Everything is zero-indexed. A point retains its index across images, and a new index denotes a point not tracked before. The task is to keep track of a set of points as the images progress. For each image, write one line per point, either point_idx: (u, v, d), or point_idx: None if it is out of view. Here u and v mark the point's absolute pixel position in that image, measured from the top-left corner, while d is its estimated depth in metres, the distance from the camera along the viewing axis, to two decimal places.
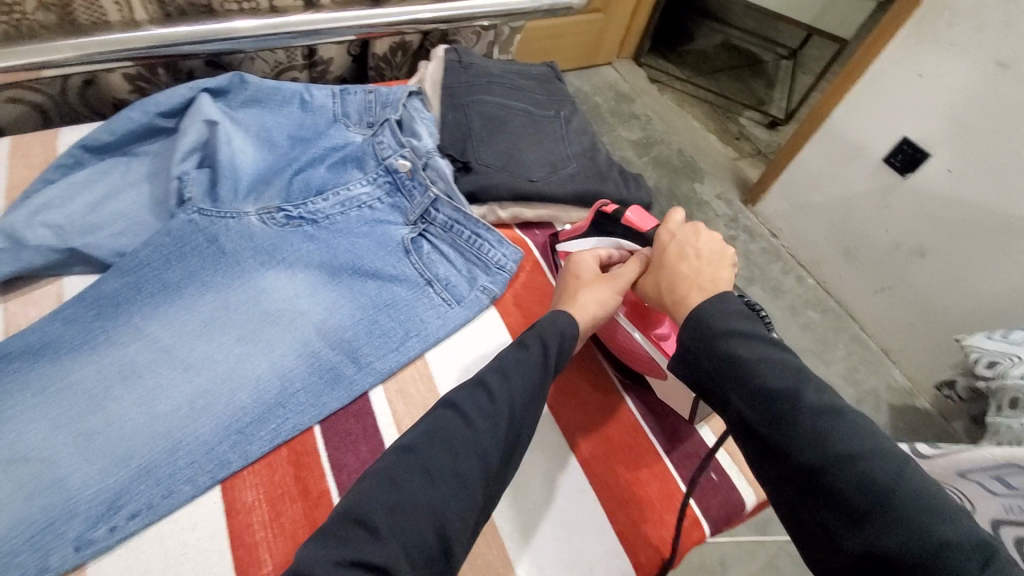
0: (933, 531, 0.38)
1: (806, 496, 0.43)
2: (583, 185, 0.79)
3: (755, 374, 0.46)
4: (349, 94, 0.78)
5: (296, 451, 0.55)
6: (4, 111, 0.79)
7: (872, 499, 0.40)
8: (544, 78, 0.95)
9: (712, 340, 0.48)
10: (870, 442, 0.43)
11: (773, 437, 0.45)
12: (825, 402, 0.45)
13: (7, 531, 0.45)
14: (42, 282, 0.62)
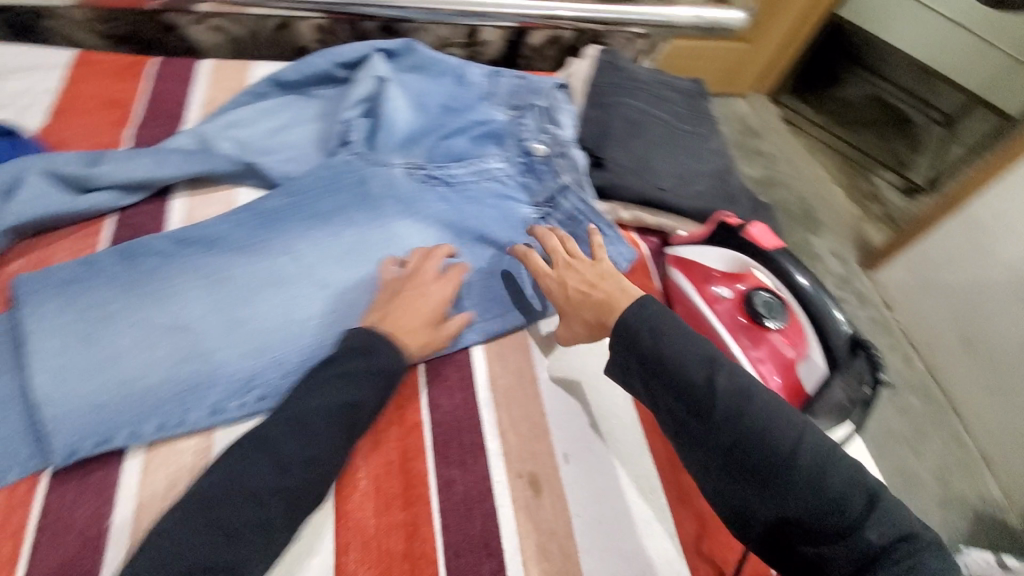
0: (829, 488, 0.42)
1: (727, 473, 0.45)
2: (710, 204, 0.76)
3: (661, 359, 0.48)
4: (501, 77, 0.81)
5: (400, 381, 0.60)
6: (209, 38, 0.90)
7: (778, 468, 0.43)
8: (690, 93, 0.93)
9: (635, 340, 0.49)
10: (779, 415, 0.45)
11: (697, 427, 0.46)
12: (736, 385, 0.46)
13: (162, 381, 0.53)
14: (220, 187, 0.69)
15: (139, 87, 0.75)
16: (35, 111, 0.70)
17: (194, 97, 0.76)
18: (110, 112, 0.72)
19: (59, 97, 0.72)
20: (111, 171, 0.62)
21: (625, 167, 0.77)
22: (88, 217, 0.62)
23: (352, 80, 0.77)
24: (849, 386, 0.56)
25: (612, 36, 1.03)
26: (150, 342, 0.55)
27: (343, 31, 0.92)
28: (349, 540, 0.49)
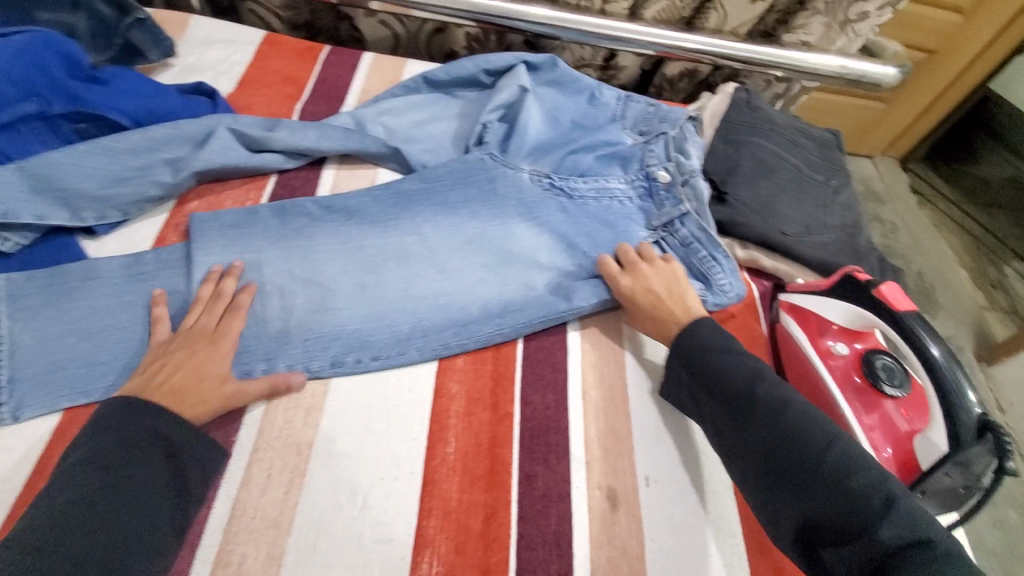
0: (853, 484, 0.46)
1: (763, 478, 0.50)
2: (835, 257, 0.73)
3: (715, 370, 0.56)
4: (632, 103, 0.83)
5: (499, 371, 0.62)
6: (375, 33, 0.99)
7: (808, 465, 0.48)
8: (824, 143, 0.90)
9: (690, 350, 0.58)
10: (814, 426, 0.50)
11: (739, 431, 0.52)
12: (775, 396, 0.52)
13: (297, 324, 0.59)
14: (366, 165, 0.74)
15: (314, 69, 0.84)
16: (227, 78, 0.80)
17: (356, 83, 0.84)
18: (287, 87, 0.81)
19: (247, 69, 0.81)
20: (282, 137, 0.68)
21: (749, 206, 0.76)
22: (254, 174, 0.69)
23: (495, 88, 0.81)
24: (956, 471, 0.52)
25: (749, 75, 1.01)
26: (292, 292, 0.60)
27: (492, 41, 0.97)
28: (431, 507, 0.51)
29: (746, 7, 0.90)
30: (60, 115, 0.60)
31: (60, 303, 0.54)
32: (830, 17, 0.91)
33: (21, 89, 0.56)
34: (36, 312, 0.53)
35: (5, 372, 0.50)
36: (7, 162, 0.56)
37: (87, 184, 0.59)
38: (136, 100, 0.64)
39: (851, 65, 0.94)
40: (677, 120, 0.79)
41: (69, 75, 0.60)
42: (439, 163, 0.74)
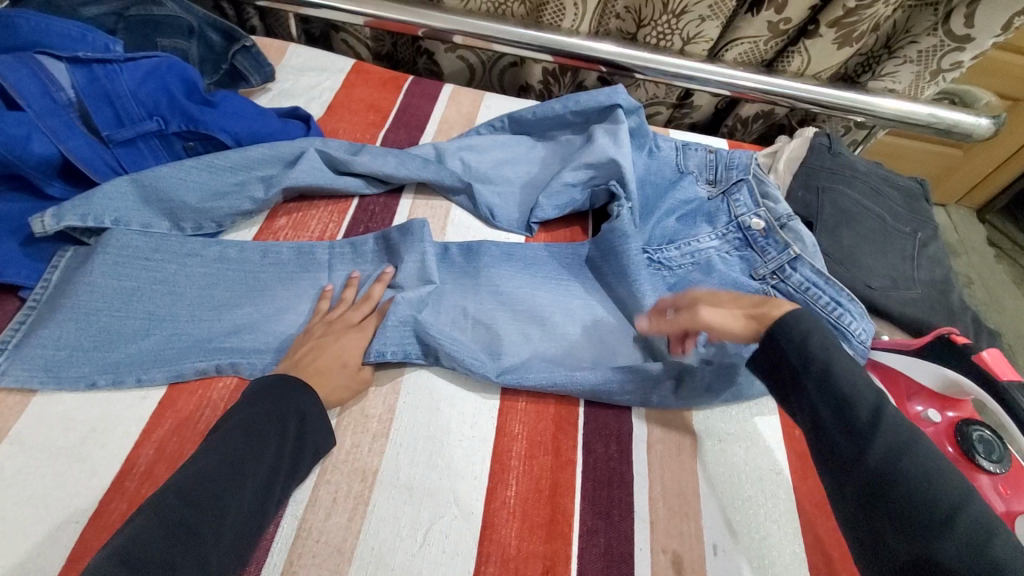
0: (990, 540, 0.37)
1: (869, 504, 0.42)
2: (923, 314, 0.70)
3: (833, 375, 0.47)
4: (691, 151, 0.85)
5: (561, 415, 0.59)
6: (449, 64, 1.00)
7: (938, 510, 0.39)
8: (910, 192, 0.87)
9: (807, 346, 0.49)
10: (947, 464, 0.42)
11: (850, 447, 0.44)
12: (908, 424, 0.44)
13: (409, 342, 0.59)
14: (440, 196, 0.75)
15: (397, 98, 0.87)
16: (316, 104, 0.84)
17: (436, 113, 0.87)
18: (370, 115, 0.84)
19: (336, 96, 0.86)
20: (364, 161, 0.71)
21: (830, 256, 0.74)
22: (338, 196, 0.72)
23: (587, 132, 0.79)
24: None
25: (827, 120, 0.98)
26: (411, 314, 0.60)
27: (567, 77, 0.98)
28: (490, 551, 0.49)
29: (832, 52, 0.87)
30: (174, 134, 0.64)
31: (163, 309, 0.58)
32: (921, 66, 0.87)
33: (145, 110, 0.62)
34: (143, 305, 0.58)
35: (106, 370, 0.54)
36: (124, 174, 0.62)
37: (189, 197, 0.63)
38: (241, 120, 0.68)
39: (942, 115, 0.90)
40: (744, 165, 0.80)
41: (185, 97, 0.65)
42: (518, 214, 0.75)
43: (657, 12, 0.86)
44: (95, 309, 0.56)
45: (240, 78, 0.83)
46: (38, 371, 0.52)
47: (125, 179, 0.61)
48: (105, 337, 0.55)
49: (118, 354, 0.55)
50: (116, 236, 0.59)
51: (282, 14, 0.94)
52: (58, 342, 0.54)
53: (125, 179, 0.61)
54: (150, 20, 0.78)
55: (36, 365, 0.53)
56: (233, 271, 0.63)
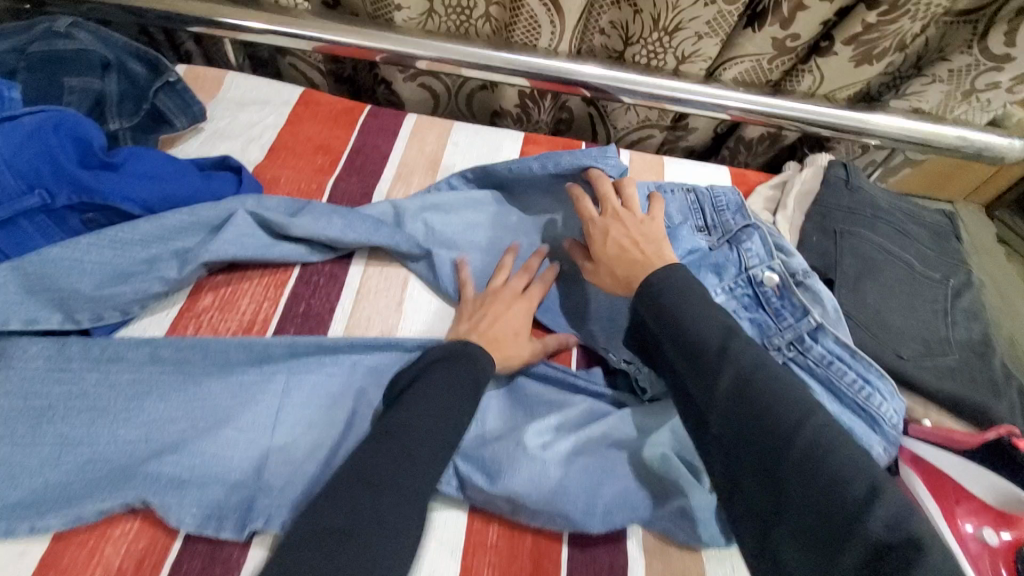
0: (826, 459, 0.38)
1: (728, 443, 0.42)
2: (961, 387, 0.61)
3: (675, 318, 0.48)
4: (669, 193, 0.76)
5: (538, 549, 0.50)
6: (409, 91, 0.88)
7: (774, 441, 0.40)
8: (938, 230, 0.77)
9: (657, 299, 0.50)
10: (791, 393, 0.43)
11: (695, 385, 0.45)
12: (752, 355, 0.45)
13: None
14: (395, 266, 0.66)
15: (350, 136, 0.76)
16: (255, 146, 0.73)
17: (395, 153, 0.76)
18: (319, 157, 0.73)
19: (279, 135, 0.75)
20: (304, 224, 0.60)
21: (856, 320, 0.64)
22: (277, 266, 0.62)
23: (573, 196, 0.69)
24: None
25: (839, 142, 0.87)
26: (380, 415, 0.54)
27: (547, 100, 0.86)
28: None
29: (849, 70, 0.76)
30: (66, 208, 0.53)
31: (80, 430, 0.48)
32: (952, 85, 0.77)
33: (24, 182, 0.51)
34: (54, 429, 0.48)
35: None
36: (5, 262, 0.51)
37: (84, 283, 0.52)
38: (152, 183, 0.58)
39: (973, 137, 0.79)
40: (735, 209, 0.73)
41: (76, 161, 0.53)
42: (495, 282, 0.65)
43: (648, 29, 0.75)
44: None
45: (164, 121, 0.72)
46: None
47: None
48: None
49: (5, 497, 0.45)
50: (20, 347, 0.50)
51: (220, 40, 0.82)
52: None
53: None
54: (54, 57, 0.66)
55: None
56: (167, 374, 0.53)
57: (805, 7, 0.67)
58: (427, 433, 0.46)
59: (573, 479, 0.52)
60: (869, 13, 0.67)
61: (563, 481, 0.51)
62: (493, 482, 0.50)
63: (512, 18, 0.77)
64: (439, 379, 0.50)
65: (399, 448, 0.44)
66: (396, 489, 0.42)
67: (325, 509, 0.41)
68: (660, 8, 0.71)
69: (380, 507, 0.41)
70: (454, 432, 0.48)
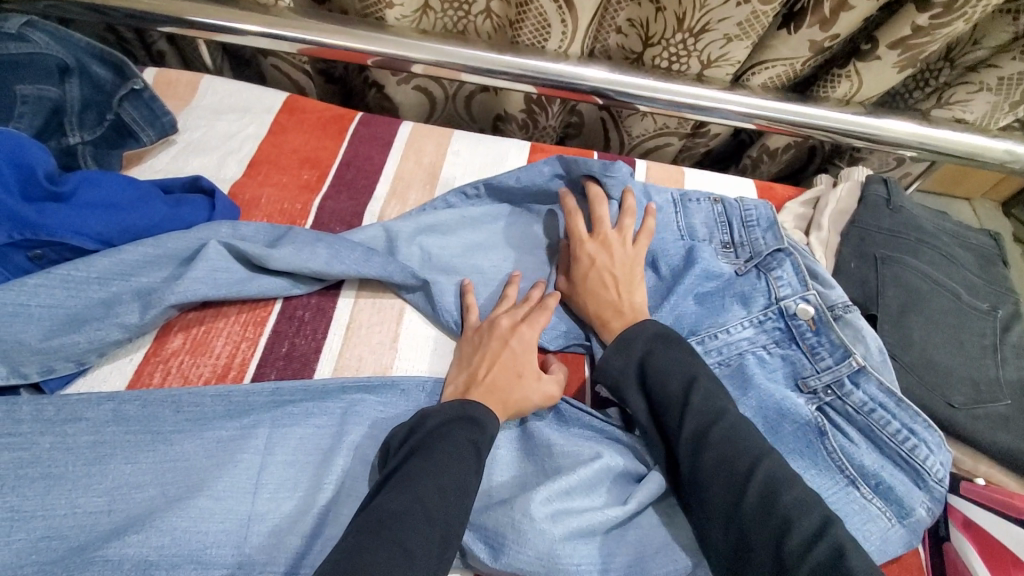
0: (776, 506, 0.41)
1: (694, 496, 0.45)
2: (1019, 440, 0.54)
3: (646, 369, 0.51)
4: (693, 205, 0.68)
5: None
6: (404, 95, 0.81)
7: (732, 493, 0.43)
8: (984, 253, 0.70)
9: (626, 349, 0.53)
10: (750, 442, 0.45)
11: (664, 436, 0.49)
12: (713, 405, 0.48)
13: None
14: (391, 296, 0.59)
15: (339, 147, 0.69)
16: (234, 160, 0.66)
17: (389, 166, 0.69)
18: (304, 172, 0.66)
19: (260, 147, 0.68)
20: (286, 254, 0.54)
21: (901, 361, 0.58)
22: (256, 299, 0.55)
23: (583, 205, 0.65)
24: None
25: (871, 154, 0.80)
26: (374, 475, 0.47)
27: (556, 105, 0.79)
28: None
29: (892, 76, 0.69)
30: (8, 245, 0.47)
31: (31, 502, 0.41)
32: (1001, 95, 0.70)
33: None
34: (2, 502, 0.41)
35: None
36: None
37: (29, 332, 0.46)
38: (108, 213, 0.51)
39: (1022, 151, 0.70)
40: (767, 223, 0.65)
41: (18, 194, 0.47)
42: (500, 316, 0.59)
43: (670, 30, 0.67)
44: None
45: (131, 134, 0.65)
46: None
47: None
48: None
49: None
50: None
51: (195, 41, 0.75)
52: None
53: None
54: (6, 61, 0.58)
55: None
56: (132, 433, 0.46)
57: (851, 7, 0.60)
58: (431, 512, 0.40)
59: (587, 557, 0.44)
60: (919, 14, 0.60)
61: (574, 559, 0.43)
62: (496, 557, 0.43)
63: (518, 16, 0.70)
64: (442, 450, 0.44)
65: (422, 502, 0.40)
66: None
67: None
68: (685, 7, 0.63)
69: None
70: (460, 511, 0.41)
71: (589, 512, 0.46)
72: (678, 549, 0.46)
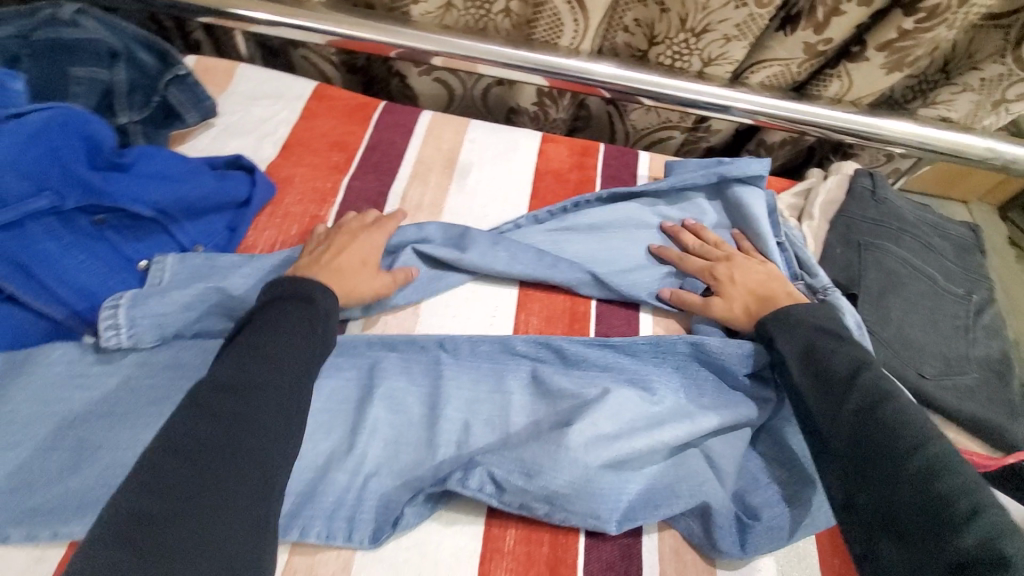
0: (933, 484, 0.41)
1: (844, 457, 0.45)
2: (981, 407, 0.60)
3: (814, 347, 0.52)
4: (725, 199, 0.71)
5: (556, 555, 0.49)
6: (423, 86, 0.86)
7: (891, 459, 0.43)
8: (961, 243, 0.75)
9: (790, 325, 0.55)
10: (913, 420, 0.45)
11: (819, 403, 0.49)
12: (877, 383, 0.48)
13: (398, 485, 0.49)
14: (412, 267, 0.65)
15: (365, 132, 0.75)
16: (269, 143, 0.72)
17: (411, 151, 0.74)
18: (333, 154, 0.72)
19: (293, 131, 0.73)
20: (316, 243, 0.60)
21: (879, 336, 0.63)
22: None
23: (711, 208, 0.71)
24: None
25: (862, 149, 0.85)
26: (399, 423, 0.53)
27: (566, 99, 0.84)
28: None
29: (879, 77, 0.74)
30: (75, 209, 0.52)
31: (99, 434, 0.47)
32: (982, 95, 0.75)
33: (33, 183, 0.50)
34: (76, 432, 0.47)
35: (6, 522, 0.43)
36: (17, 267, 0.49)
37: (98, 288, 0.53)
38: (163, 184, 0.57)
39: (1000, 148, 0.76)
40: (775, 213, 0.69)
41: (86, 164, 0.53)
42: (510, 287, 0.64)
43: (674, 30, 0.72)
44: (19, 442, 0.46)
45: (175, 116, 0.70)
46: None
47: (110, 302, 0.51)
48: (11, 477, 0.44)
49: (37, 500, 0.44)
50: (50, 353, 0.50)
51: (231, 32, 0.81)
52: None
53: (111, 301, 0.51)
54: (61, 46, 0.63)
55: None
56: (186, 378, 0.51)
57: (841, 12, 0.65)
58: (276, 411, 0.41)
59: (607, 485, 0.49)
60: (905, 20, 0.65)
61: (602, 485, 0.48)
62: (531, 480, 0.48)
63: (534, 15, 0.75)
64: (274, 321, 0.46)
65: (266, 382, 0.42)
66: (233, 464, 0.37)
67: (165, 486, 0.35)
68: (688, 8, 0.69)
69: (225, 488, 0.36)
70: (300, 388, 0.44)
71: (617, 443, 0.50)
72: (681, 486, 0.50)
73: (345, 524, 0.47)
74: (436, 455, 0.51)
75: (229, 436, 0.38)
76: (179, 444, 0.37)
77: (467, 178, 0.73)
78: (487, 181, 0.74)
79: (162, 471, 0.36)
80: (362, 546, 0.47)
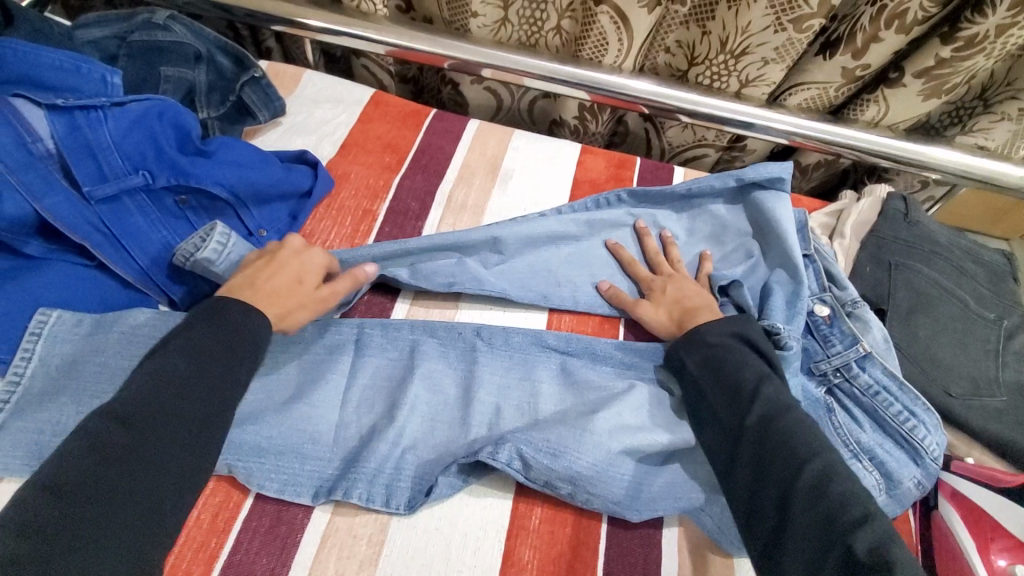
0: (827, 489, 0.43)
1: (751, 472, 0.47)
2: (1010, 430, 0.60)
3: (714, 362, 0.54)
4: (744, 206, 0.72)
5: (578, 537, 0.51)
6: (473, 94, 0.91)
7: (792, 467, 0.45)
8: (995, 271, 0.75)
9: (696, 337, 0.57)
10: (811, 434, 0.47)
11: (724, 414, 0.51)
12: (780, 399, 0.50)
13: (433, 458, 0.53)
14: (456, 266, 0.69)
15: (416, 137, 0.80)
16: (329, 142, 0.78)
17: (458, 155, 0.79)
18: (386, 155, 0.77)
19: (350, 133, 0.79)
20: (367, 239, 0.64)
21: (905, 353, 0.65)
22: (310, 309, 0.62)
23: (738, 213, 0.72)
24: None
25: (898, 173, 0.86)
26: (434, 403, 0.56)
27: (606, 114, 0.88)
28: None
29: (917, 103, 0.76)
30: (163, 189, 0.59)
31: None
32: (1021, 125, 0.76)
33: (130, 163, 0.57)
34: None
35: None
36: (109, 236, 0.55)
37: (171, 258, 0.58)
38: (238, 169, 0.63)
39: None
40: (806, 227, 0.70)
41: (175, 147, 0.61)
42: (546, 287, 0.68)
43: (714, 51, 0.76)
44: (101, 392, 0.51)
45: (248, 113, 0.77)
46: (39, 459, 0.47)
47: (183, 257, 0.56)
48: None
49: None
50: (132, 316, 0.55)
51: (300, 41, 0.88)
52: (55, 428, 0.48)
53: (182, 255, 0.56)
54: (154, 46, 0.70)
55: (29, 453, 0.47)
56: None
57: (879, 39, 0.68)
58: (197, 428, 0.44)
59: (626, 471, 0.51)
60: (942, 47, 0.68)
61: (622, 470, 0.51)
62: (556, 460, 0.51)
63: (582, 32, 0.79)
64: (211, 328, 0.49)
65: (196, 389, 0.45)
66: (151, 466, 0.41)
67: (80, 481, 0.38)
68: (728, 31, 0.72)
69: (141, 493, 0.40)
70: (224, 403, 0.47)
71: (639, 434, 0.53)
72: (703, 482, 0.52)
73: (381, 491, 0.51)
74: (467, 434, 0.54)
75: (150, 441, 0.42)
76: (98, 443, 0.40)
77: (508, 183, 0.78)
78: (527, 187, 0.78)
79: (80, 465, 0.39)
80: (396, 513, 0.50)
